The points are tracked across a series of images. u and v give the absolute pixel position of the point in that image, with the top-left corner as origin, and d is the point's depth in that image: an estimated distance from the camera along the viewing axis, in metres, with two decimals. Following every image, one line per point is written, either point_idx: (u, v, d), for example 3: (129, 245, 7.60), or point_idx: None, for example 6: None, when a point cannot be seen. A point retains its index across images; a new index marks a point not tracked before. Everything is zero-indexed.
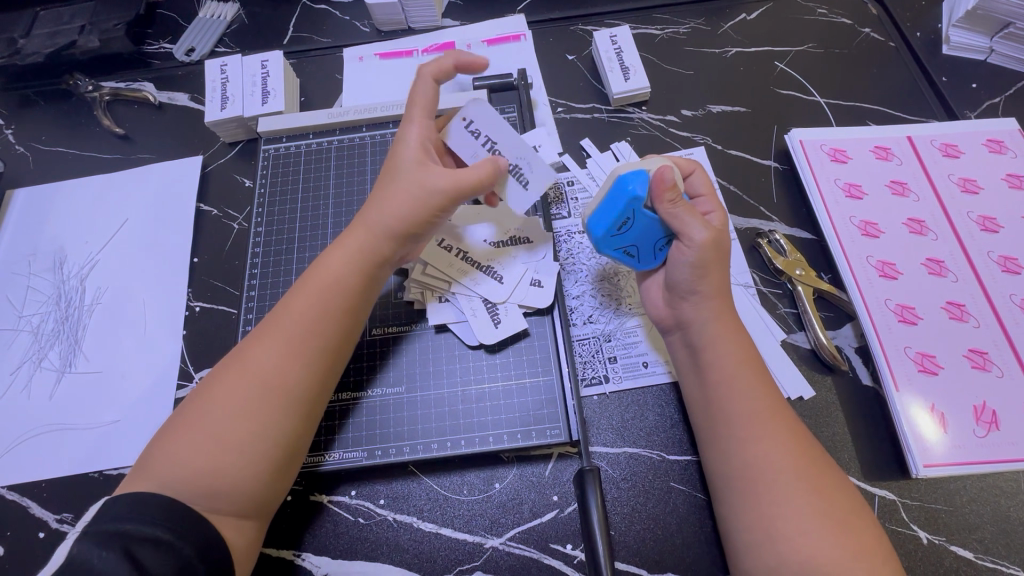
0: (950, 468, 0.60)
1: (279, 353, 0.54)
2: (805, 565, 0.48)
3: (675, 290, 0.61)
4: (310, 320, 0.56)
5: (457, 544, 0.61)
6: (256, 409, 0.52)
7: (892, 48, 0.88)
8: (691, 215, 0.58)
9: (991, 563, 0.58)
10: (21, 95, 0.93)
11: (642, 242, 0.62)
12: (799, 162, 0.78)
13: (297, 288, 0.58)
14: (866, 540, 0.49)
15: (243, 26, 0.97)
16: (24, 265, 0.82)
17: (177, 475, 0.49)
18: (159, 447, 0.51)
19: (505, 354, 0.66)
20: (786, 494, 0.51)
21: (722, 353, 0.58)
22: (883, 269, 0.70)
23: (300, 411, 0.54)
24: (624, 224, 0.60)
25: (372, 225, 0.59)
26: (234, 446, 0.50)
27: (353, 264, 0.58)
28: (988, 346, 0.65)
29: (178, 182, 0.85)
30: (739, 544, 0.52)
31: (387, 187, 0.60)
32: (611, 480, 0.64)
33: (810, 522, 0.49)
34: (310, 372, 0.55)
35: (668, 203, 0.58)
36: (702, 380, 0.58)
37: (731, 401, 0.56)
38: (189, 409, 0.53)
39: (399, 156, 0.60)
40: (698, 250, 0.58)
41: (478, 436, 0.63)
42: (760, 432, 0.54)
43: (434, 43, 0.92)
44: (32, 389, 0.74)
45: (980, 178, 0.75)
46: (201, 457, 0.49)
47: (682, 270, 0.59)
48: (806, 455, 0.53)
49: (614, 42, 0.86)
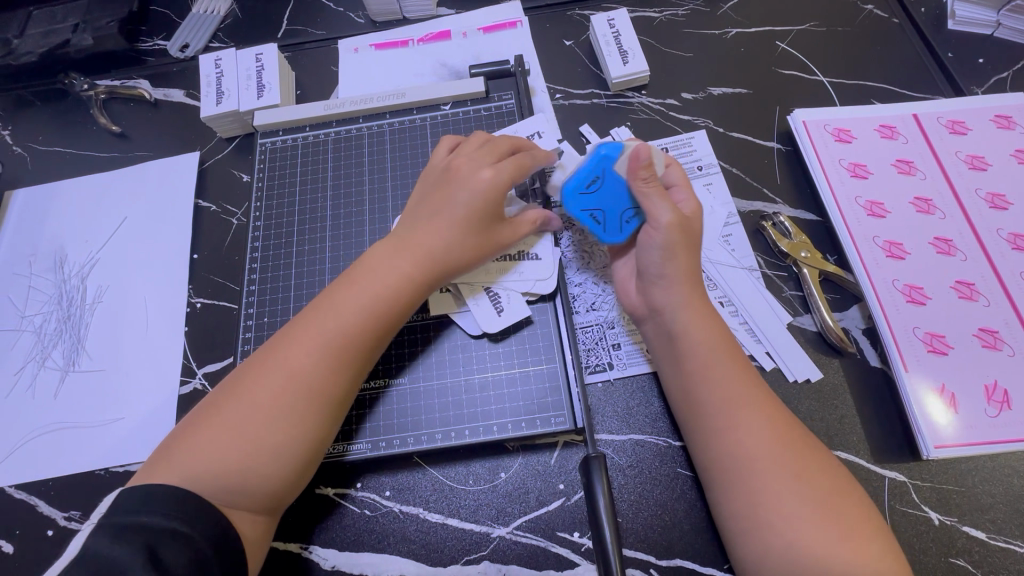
0: (960, 449, 0.59)
1: (319, 360, 0.53)
2: (793, 548, 0.48)
3: (645, 275, 0.60)
4: (350, 325, 0.55)
5: (464, 534, 0.61)
6: (291, 411, 0.52)
7: (895, 25, 0.86)
8: (660, 197, 0.58)
9: (1005, 543, 0.57)
10: (17, 96, 0.94)
11: (610, 207, 0.61)
12: (802, 142, 0.76)
13: (341, 289, 0.57)
14: (854, 523, 0.49)
15: (236, 21, 0.96)
16: (25, 265, 0.81)
17: (206, 469, 0.49)
18: (188, 439, 0.51)
19: (508, 343, 0.66)
20: (766, 479, 0.50)
21: (702, 337, 0.57)
22: (890, 249, 0.68)
23: (332, 418, 0.54)
24: (593, 184, 0.61)
25: (427, 244, 0.58)
26: (265, 447, 0.51)
27: (400, 277, 0.57)
28: (999, 324, 0.64)
29: (175, 179, 0.84)
30: (730, 530, 0.52)
31: (444, 218, 0.59)
32: (617, 466, 0.63)
33: (795, 503, 0.49)
34: (347, 381, 0.55)
35: (642, 180, 0.58)
36: (680, 370, 0.57)
37: (713, 387, 0.55)
38: (224, 400, 0.53)
39: (471, 195, 0.59)
40: (664, 233, 0.57)
41: (484, 425, 0.63)
42: (738, 416, 0.53)
43: (429, 33, 0.91)
44: (36, 388, 0.74)
45: (988, 154, 0.73)
46: (233, 454, 0.50)
47: (652, 255, 0.58)
48: (788, 438, 0.52)
49: (612, 25, 0.85)
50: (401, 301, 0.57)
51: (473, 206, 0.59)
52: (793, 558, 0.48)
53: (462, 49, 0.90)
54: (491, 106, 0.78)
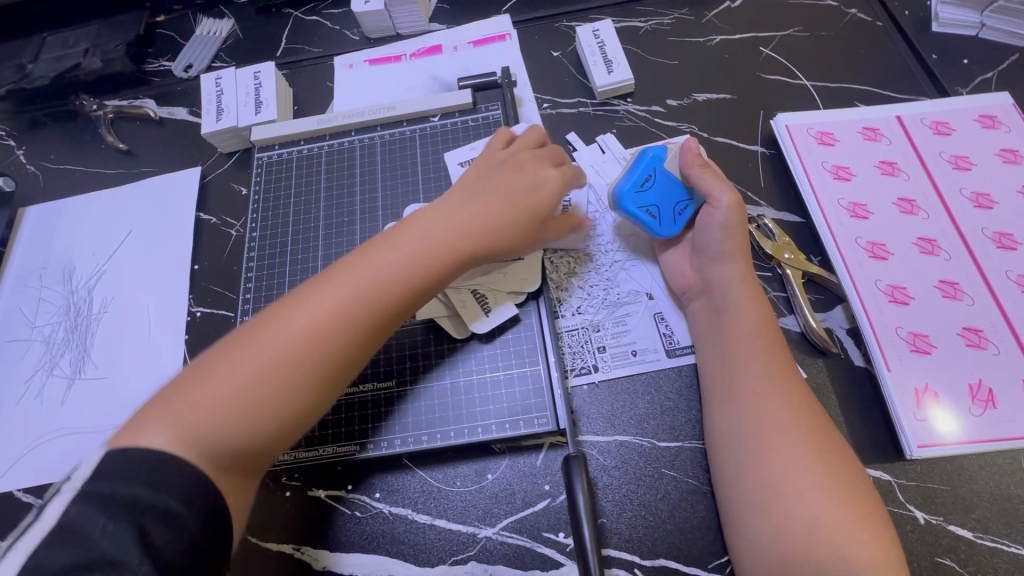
0: (941, 448, 0.59)
1: (328, 318, 0.53)
2: (811, 520, 0.51)
3: (705, 252, 0.67)
4: (364, 287, 0.55)
5: (452, 534, 0.62)
6: (291, 368, 0.51)
7: (879, 28, 0.87)
8: (719, 180, 0.67)
9: (992, 543, 0.56)
10: (31, 118, 0.98)
11: (664, 201, 0.69)
12: (785, 146, 0.77)
13: (367, 258, 0.57)
14: (864, 505, 0.52)
15: (238, 41, 1.01)
16: (36, 278, 0.85)
17: (196, 416, 0.49)
18: (186, 383, 0.50)
19: (493, 345, 0.68)
20: (793, 452, 0.54)
21: (749, 313, 0.62)
22: (873, 250, 0.69)
23: (330, 382, 0.53)
24: (646, 182, 0.70)
25: (479, 220, 0.62)
26: (257, 403, 0.50)
27: (430, 250, 0.59)
28: (983, 324, 0.63)
29: (178, 193, 0.88)
30: (745, 505, 0.55)
31: (502, 200, 0.64)
32: (602, 467, 0.64)
33: (816, 478, 0.53)
34: (353, 346, 0.54)
35: (697, 168, 0.68)
36: (725, 340, 0.62)
37: (754, 358, 0.60)
38: (232, 347, 0.52)
39: (533, 188, 0.65)
40: (726, 211, 0.66)
41: (473, 425, 0.64)
42: (774, 388, 0.58)
43: (421, 47, 0.94)
44: (44, 395, 0.77)
45: (972, 154, 0.74)
46: (224, 405, 0.49)
47: (713, 232, 0.66)
48: (813, 417, 0.57)
49: (597, 36, 0.87)
50: (428, 281, 0.58)
51: (534, 198, 0.65)
52: (809, 529, 0.51)
53: (452, 62, 0.93)
54: (478, 116, 0.81)
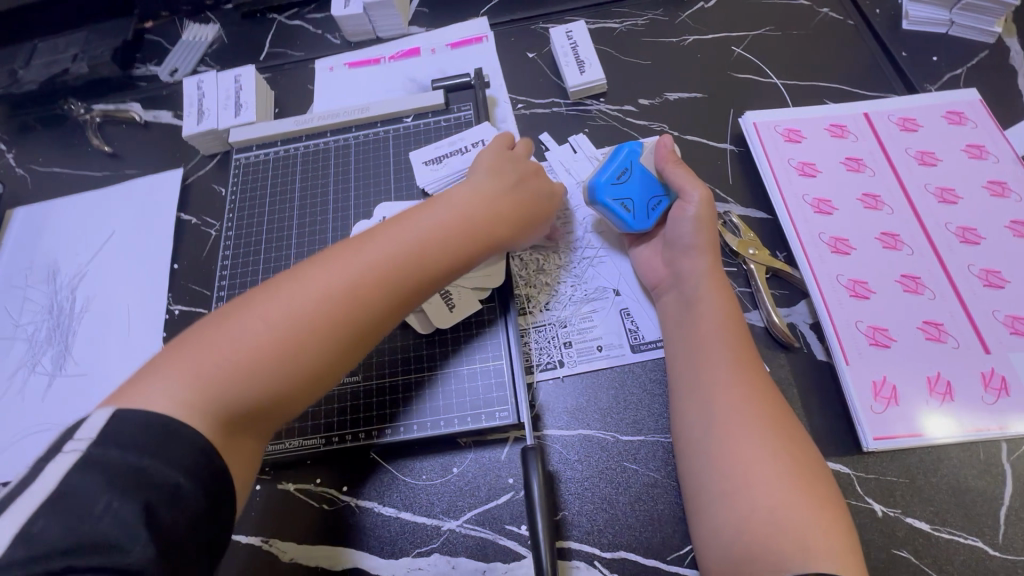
0: (898, 440, 0.59)
1: (353, 281, 0.54)
2: (775, 510, 0.51)
3: (675, 247, 0.68)
4: (390, 255, 0.56)
5: (416, 527, 0.63)
6: (313, 327, 0.52)
7: (850, 26, 0.88)
8: (692, 176, 0.68)
9: (949, 534, 0.56)
10: (21, 122, 1.01)
11: (638, 196, 0.70)
12: (752, 144, 0.78)
13: (396, 230, 0.58)
14: (826, 494, 0.53)
15: (223, 46, 1.03)
16: (22, 278, 0.87)
17: (215, 365, 0.49)
18: (209, 332, 0.51)
19: (457, 341, 0.70)
20: (759, 441, 0.54)
21: (717, 304, 0.63)
22: (835, 245, 0.69)
23: (348, 346, 0.54)
24: (621, 176, 0.70)
25: (502, 210, 0.65)
26: (274, 360, 0.50)
27: (453, 225, 0.60)
28: (944, 317, 0.64)
29: (161, 194, 0.90)
30: (711, 496, 0.54)
31: (526, 199, 0.68)
32: (565, 461, 0.64)
33: (780, 467, 0.53)
34: (375, 314, 0.55)
35: (671, 164, 0.69)
36: (694, 332, 0.63)
37: (721, 349, 0.60)
38: (259, 299, 0.53)
39: (549, 194, 0.71)
40: (697, 206, 0.67)
41: (439, 418, 0.66)
42: (740, 379, 0.58)
43: (400, 50, 0.96)
44: (26, 392, 0.79)
45: (938, 150, 0.74)
46: (242, 357, 0.50)
47: (685, 226, 0.67)
48: (778, 407, 0.57)
49: (570, 37, 0.89)
50: (451, 261, 0.60)
51: (546, 203, 0.71)
52: (774, 518, 0.51)
53: (430, 64, 0.94)
54: (451, 117, 0.82)
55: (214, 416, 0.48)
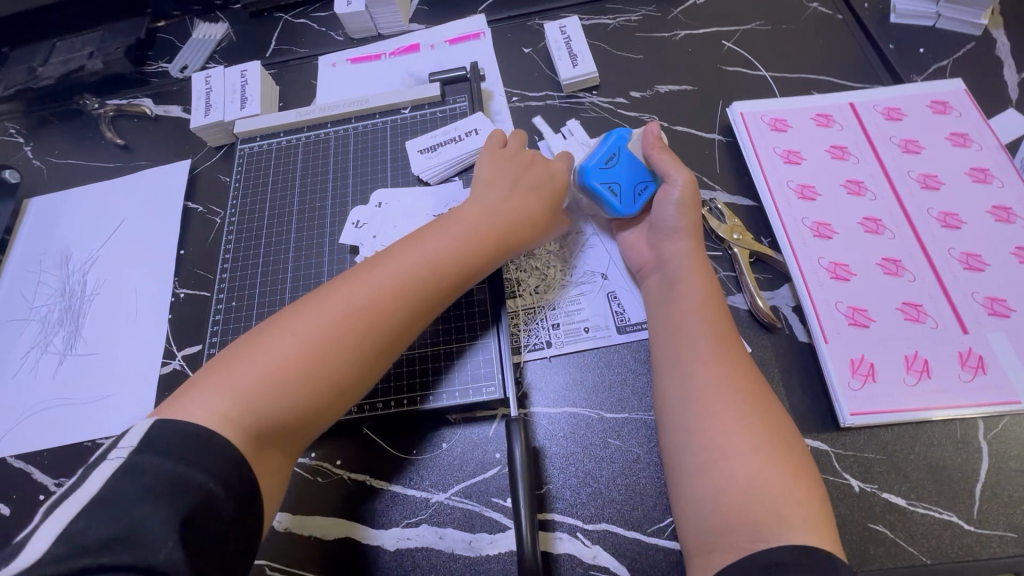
0: (876, 416, 0.60)
1: (377, 296, 0.58)
2: (751, 479, 0.52)
3: (660, 229, 0.70)
4: (409, 270, 0.60)
5: (406, 499, 0.65)
6: (342, 339, 0.55)
7: (840, 20, 0.90)
8: (676, 161, 0.70)
9: (925, 509, 0.57)
10: (40, 117, 1.05)
11: (625, 180, 0.72)
12: (739, 133, 0.80)
13: (413, 247, 0.62)
14: (801, 466, 0.54)
15: (231, 43, 1.07)
16: (36, 264, 0.91)
17: (249, 377, 0.51)
18: (242, 350, 0.54)
19: (448, 321, 0.72)
20: (736, 414, 0.56)
21: (699, 284, 0.65)
22: (818, 230, 0.71)
23: (374, 356, 0.57)
24: (610, 161, 0.72)
25: (507, 214, 0.68)
26: (305, 372, 0.53)
27: (465, 238, 0.64)
28: (923, 298, 0.65)
29: (170, 184, 0.93)
30: (690, 469, 0.55)
31: (529, 195, 0.70)
32: (551, 436, 0.66)
33: (756, 439, 0.54)
34: (398, 325, 0.59)
35: (656, 150, 0.72)
36: (676, 311, 0.64)
37: (701, 326, 0.62)
38: (289, 317, 0.56)
39: (550, 181, 0.73)
40: (681, 188, 0.69)
41: (429, 393, 0.68)
42: (718, 356, 0.59)
43: (400, 46, 0.99)
44: (38, 370, 0.82)
45: (921, 138, 0.75)
46: (274, 369, 0.52)
47: (668, 209, 0.69)
48: (756, 383, 0.58)
49: (564, 32, 0.91)
50: (465, 272, 0.63)
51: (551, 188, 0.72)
52: (750, 488, 0.52)
53: (429, 59, 0.97)
54: (447, 108, 0.85)
55: (247, 428, 0.49)
